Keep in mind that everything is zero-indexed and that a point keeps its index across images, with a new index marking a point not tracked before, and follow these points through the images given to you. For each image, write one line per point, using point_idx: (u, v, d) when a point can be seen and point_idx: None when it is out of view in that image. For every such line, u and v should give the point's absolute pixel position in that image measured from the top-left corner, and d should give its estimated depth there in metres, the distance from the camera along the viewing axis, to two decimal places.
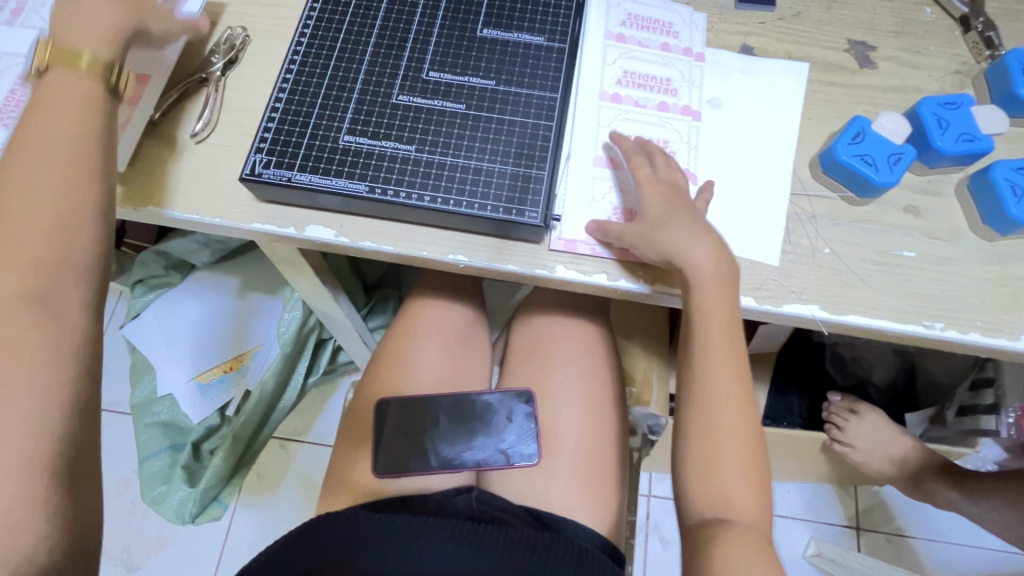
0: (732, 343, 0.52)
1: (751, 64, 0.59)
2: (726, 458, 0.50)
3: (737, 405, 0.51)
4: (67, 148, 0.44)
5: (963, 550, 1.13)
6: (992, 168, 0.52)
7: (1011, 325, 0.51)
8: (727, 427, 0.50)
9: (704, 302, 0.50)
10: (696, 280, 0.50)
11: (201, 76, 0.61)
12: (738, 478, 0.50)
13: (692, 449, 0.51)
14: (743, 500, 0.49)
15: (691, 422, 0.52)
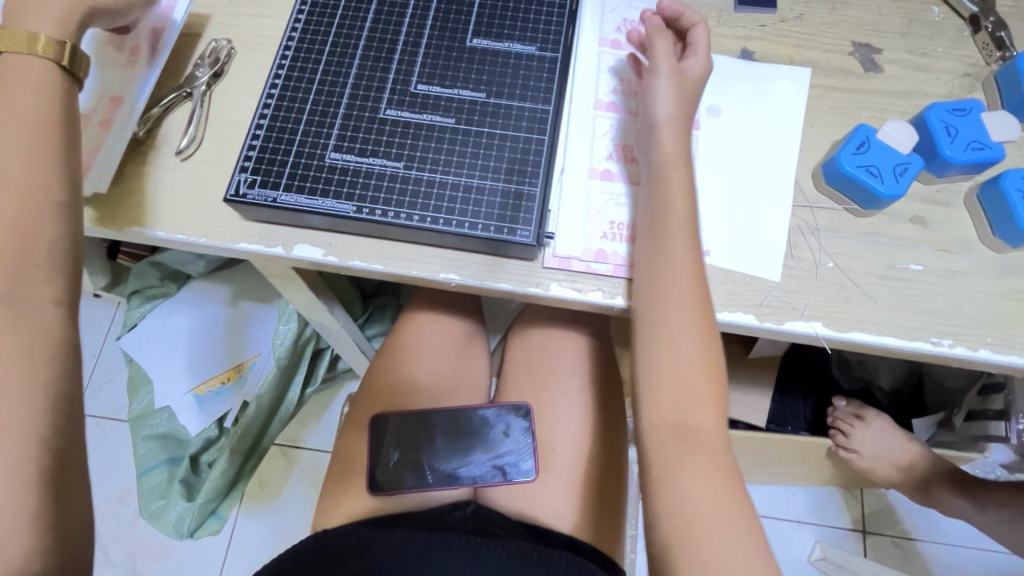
0: (705, 330, 0.47)
1: (751, 70, 0.59)
2: (690, 438, 0.44)
3: (701, 386, 0.46)
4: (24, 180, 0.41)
5: (970, 552, 1.12)
6: (1003, 180, 0.52)
7: (1021, 342, 0.50)
8: (685, 394, 0.45)
9: (672, 290, 0.47)
10: (674, 268, 0.47)
11: (185, 91, 0.58)
12: (693, 453, 0.44)
13: (650, 415, 0.46)
14: (697, 478, 0.43)
15: (651, 388, 0.46)
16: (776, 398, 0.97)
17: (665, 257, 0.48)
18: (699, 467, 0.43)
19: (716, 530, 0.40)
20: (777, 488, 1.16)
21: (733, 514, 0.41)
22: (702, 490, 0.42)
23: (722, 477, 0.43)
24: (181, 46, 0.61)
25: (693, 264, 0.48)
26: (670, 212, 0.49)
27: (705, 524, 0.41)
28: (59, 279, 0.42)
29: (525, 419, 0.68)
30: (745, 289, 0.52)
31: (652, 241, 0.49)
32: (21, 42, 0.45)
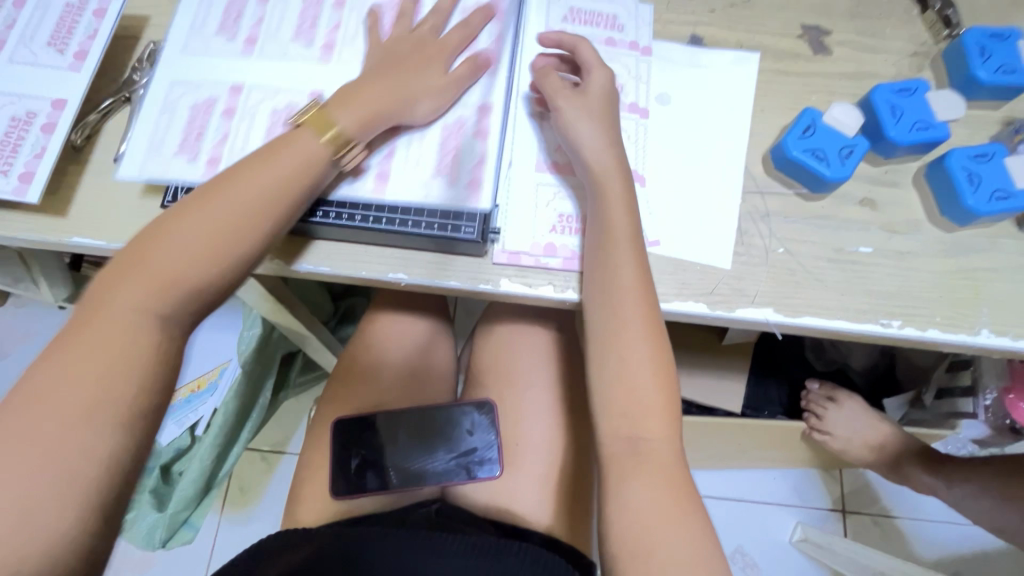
0: (653, 336, 0.48)
1: (700, 57, 0.58)
2: (643, 458, 0.45)
3: (653, 400, 0.46)
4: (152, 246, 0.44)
5: (946, 527, 1.14)
6: (948, 158, 0.51)
7: (971, 321, 0.50)
8: (636, 403, 0.46)
9: (618, 299, 0.48)
10: (616, 279, 0.47)
11: (124, 95, 0.57)
12: (645, 462, 0.45)
13: (604, 425, 0.47)
14: (645, 485, 0.44)
15: (606, 395, 0.47)
16: (751, 385, 0.97)
17: (611, 265, 0.48)
18: (647, 475, 0.44)
19: (664, 540, 0.42)
20: (756, 472, 1.16)
21: (681, 530, 0.42)
22: (652, 498, 0.43)
23: (670, 487, 0.44)
24: (121, 48, 0.60)
25: (637, 264, 0.48)
26: (614, 220, 0.49)
27: (654, 534, 0.42)
28: None
29: (490, 416, 0.67)
30: (696, 279, 0.52)
31: (600, 249, 0.49)
32: None
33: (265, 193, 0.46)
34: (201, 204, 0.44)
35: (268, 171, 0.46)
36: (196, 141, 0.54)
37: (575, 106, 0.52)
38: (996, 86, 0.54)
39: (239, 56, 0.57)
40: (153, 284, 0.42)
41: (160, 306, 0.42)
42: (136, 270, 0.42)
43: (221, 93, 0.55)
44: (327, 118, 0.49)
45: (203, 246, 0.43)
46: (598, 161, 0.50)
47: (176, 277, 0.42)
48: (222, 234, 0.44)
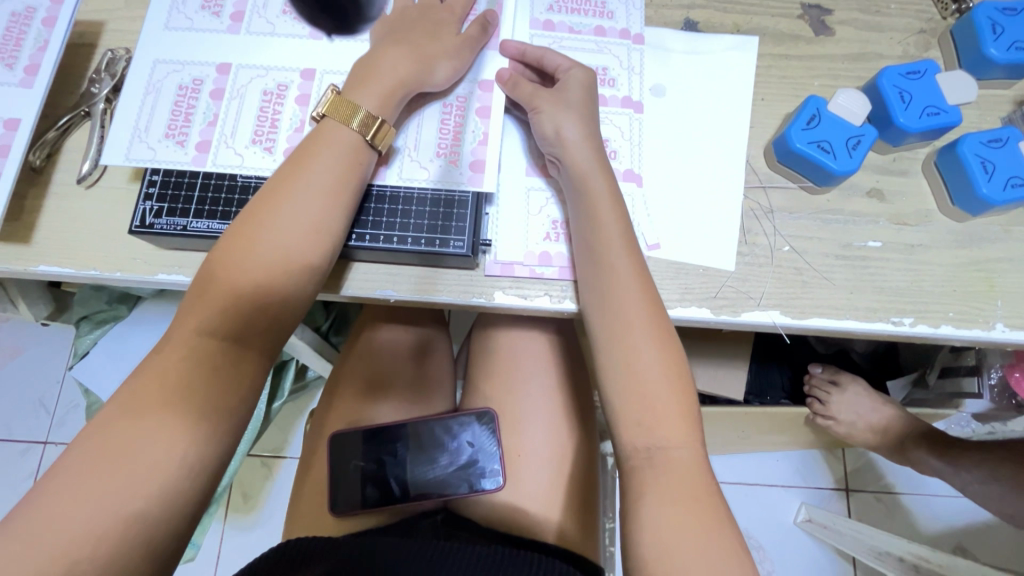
0: (665, 342, 0.44)
1: (696, 43, 0.55)
2: (667, 475, 0.41)
3: (670, 406, 0.43)
4: (274, 244, 0.42)
5: (949, 502, 1.14)
6: (960, 144, 0.49)
7: (985, 315, 0.48)
8: (647, 410, 0.43)
9: (622, 309, 0.45)
10: (618, 289, 0.45)
11: (83, 109, 0.53)
12: (661, 472, 0.41)
13: (620, 435, 0.44)
14: (665, 499, 0.40)
15: (613, 406, 0.44)
16: (754, 369, 0.96)
17: (605, 269, 0.46)
18: (664, 484, 0.41)
19: (692, 555, 0.38)
20: (759, 456, 1.16)
21: (707, 543, 0.38)
22: (674, 514, 0.40)
23: (694, 498, 0.40)
24: (77, 57, 0.56)
25: (635, 268, 0.45)
26: (603, 220, 0.46)
27: (676, 548, 0.38)
28: None
29: (490, 425, 0.65)
30: (698, 282, 0.49)
31: (592, 249, 0.46)
32: None
33: (317, 200, 0.43)
34: (256, 216, 0.42)
35: (315, 175, 0.43)
36: (184, 123, 0.50)
37: (551, 109, 0.49)
38: (1009, 65, 0.51)
39: (222, 33, 0.52)
40: (220, 306, 0.40)
41: (226, 328, 0.40)
42: (201, 292, 0.41)
43: (207, 73, 0.51)
44: (350, 103, 0.46)
45: (262, 262, 0.41)
46: (579, 163, 0.47)
47: (244, 297, 0.41)
48: (283, 249, 0.42)
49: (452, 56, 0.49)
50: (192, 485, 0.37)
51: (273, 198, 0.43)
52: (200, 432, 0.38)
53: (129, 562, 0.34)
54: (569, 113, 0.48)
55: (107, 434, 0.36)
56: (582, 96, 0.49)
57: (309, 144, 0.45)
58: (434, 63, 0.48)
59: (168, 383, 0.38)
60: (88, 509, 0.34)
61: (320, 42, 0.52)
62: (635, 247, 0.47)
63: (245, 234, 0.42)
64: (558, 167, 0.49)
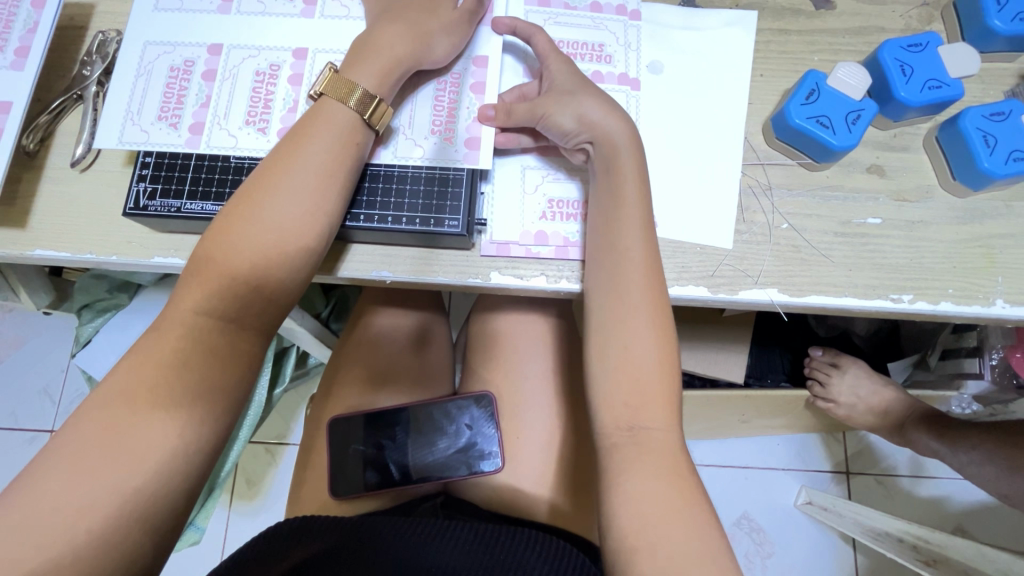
0: (665, 322, 0.44)
1: (694, 19, 0.54)
2: (652, 457, 0.41)
3: (659, 386, 0.43)
4: (271, 223, 0.41)
5: (950, 483, 1.14)
6: (961, 117, 0.48)
7: (985, 291, 0.48)
8: (638, 390, 0.43)
9: (624, 288, 0.45)
10: (622, 269, 0.45)
11: (75, 92, 0.53)
12: (646, 450, 0.41)
13: (600, 413, 0.44)
14: (645, 475, 0.40)
15: (604, 384, 0.44)
16: (753, 353, 0.95)
17: (620, 252, 0.45)
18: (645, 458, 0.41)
19: (672, 528, 0.38)
20: (759, 439, 1.16)
21: (686, 525, 0.38)
22: (655, 489, 0.40)
23: (677, 476, 0.41)
24: (67, 40, 0.55)
25: (644, 251, 0.45)
26: (625, 206, 0.46)
27: (658, 521, 0.38)
28: None
29: (489, 409, 0.65)
30: (695, 261, 0.49)
31: (606, 237, 0.46)
32: None
33: (309, 181, 0.43)
34: (252, 196, 0.42)
35: (311, 155, 0.43)
36: (177, 106, 0.50)
37: (562, 103, 0.47)
38: (1012, 37, 0.50)
39: (213, 13, 0.52)
40: (216, 284, 0.40)
41: (220, 308, 0.40)
42: (197, 270, 0.41)
43: (199, 54, 0.51)
44: (349, 81, 0.45)
45: (258, 240, 0.41)
46: (614, 143, 0.46)
47: (239, 276, 0.41)
48: (279, 230, 0.41)
49: (447, 31, 0.48)
50: (187, 464, 0.37)
51: (272, 177, 0.42)
52: (196, 412, 0.38)
53: (125, 539, 0.34)
54: (593, 95, 0.47)
55: (100, 413, 0.37)
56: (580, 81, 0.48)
57: (306, 123, 0.44)
58: (431, 39, 0.48)
59: (162, 363, 0.38)
60: (85, 486, 0.34)
61: (312, 21, 0.52)
62: (646, 231, 0.46)
63: (242, 213, 0.41)
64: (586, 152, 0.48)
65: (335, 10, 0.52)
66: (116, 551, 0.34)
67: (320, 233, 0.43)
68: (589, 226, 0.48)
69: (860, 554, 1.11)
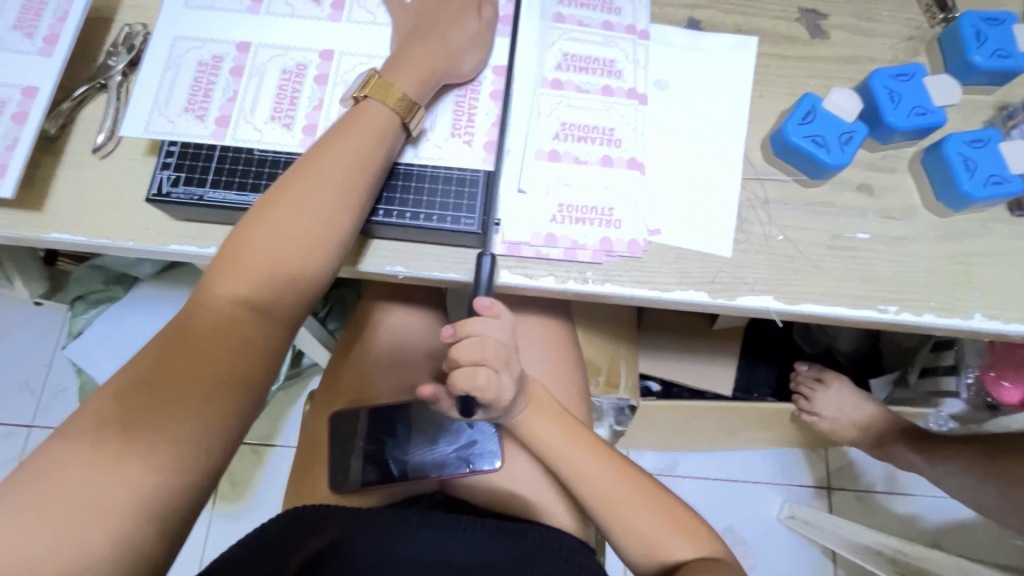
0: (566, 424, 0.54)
1: (699, 41, 0.57)
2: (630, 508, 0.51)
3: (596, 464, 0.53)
4: (313, 210, 0.43)
5: (927, 500, 1.17)
6: (944, 144, 0.52)
7: (964, 305, 0.51)
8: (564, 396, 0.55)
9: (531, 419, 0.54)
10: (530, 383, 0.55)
11: (99, 82, 0.54)
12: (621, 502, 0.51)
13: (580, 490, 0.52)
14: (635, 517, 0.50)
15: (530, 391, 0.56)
16: (741, 367, 0.98)
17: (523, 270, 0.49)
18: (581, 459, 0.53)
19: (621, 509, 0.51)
20: (744, 452, 1.19)
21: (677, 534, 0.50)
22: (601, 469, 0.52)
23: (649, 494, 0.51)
24: (92, 31, 0.56)
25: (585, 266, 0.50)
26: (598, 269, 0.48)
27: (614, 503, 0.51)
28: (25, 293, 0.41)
29: None
30: (696, 267, 0.52)
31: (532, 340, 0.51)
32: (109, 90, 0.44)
33: (345, 171, 0.45)
34: (293, 184, 0.44)
35: (352, 148, 0.45)
36: (204, 100, 0.51)
37: None
38: (991, 71, 0.55)
39: (242, 13, 0.54)
40: (258, 269, 0.42)
41: (259, 295, 0.42)
42: (236, 255, 0.42)
43: (227, 50, 0.52)
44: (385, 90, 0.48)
45: (297, 226, 0.43)
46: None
47: (278, 262, 0.42)
48: (319, 217, 0.43)
49: (473, 45, 0.52)
50: (206, 444, 0.38)
51: (314, 166, 0.44)
52: (218, 393, 0.39)
53: (144, 517, 0.35)
54: None
55: (124, 392, 0.37)
56: None
57: (347, 119, 0.47)
58: (459, 54, 0.51)
59: (187, 345, 0.39)
60: (107, 463, 0.35)
61: (338, 25, 0.54)
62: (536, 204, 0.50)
63: (281, 205, 0.43)
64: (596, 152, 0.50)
65: (360, 16, 0.54)
66: (135, 528, 0.35)
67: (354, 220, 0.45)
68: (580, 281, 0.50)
69: (840, 569, 1.13)
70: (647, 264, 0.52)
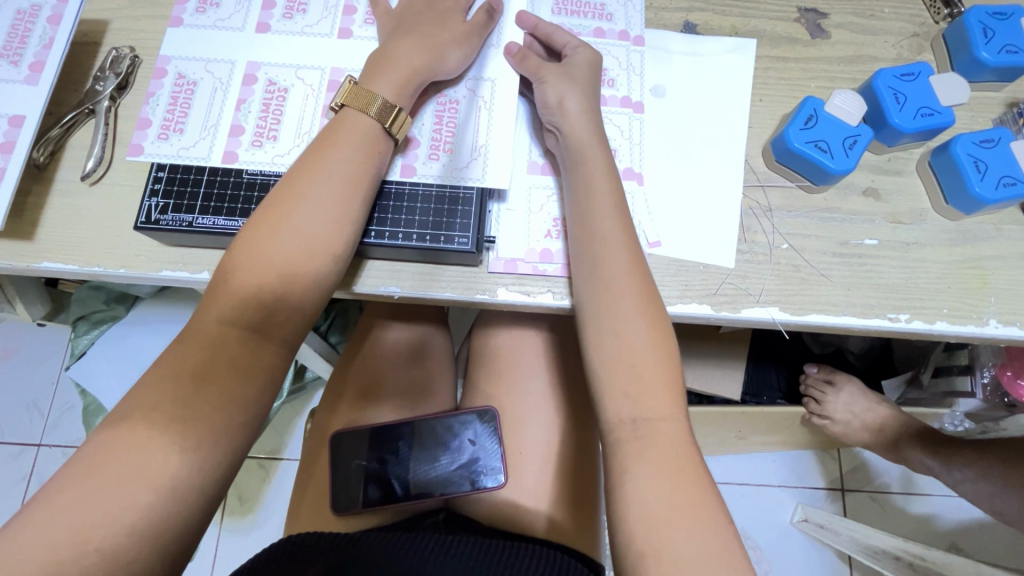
0: (664, 333, 0.44)
1: (695, 45, 0.56)
2: (666, 462, 0.41)
3: (668, 397, 0.43)
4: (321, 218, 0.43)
5: (945, 501, 1.15)
6: (953, 144, 0.50)
7: (978, 311, 0.49)
8: (635, 378, 0.43)
9: (617, 313, 0.45)
10: (610, 297, 0.45)
11: (88, 106, 0.53)
12: (648, 445, 0.41)
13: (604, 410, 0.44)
14: (652, 476, 0.40)
15: (604, 374, 0.44)
16: (749, 370, 0.96)
17: (599, 238, 0.46)
18: (638, 297, 0.45)
19: (675, 533, 0.38)
20: (754, 456, 1.17)
21: (709, 534, 0.38)
22: (664, 490, 0.39)
23: (679, 467, 0.40)
24: (82, 56, 0.56)
25: (623, 235, 0.46)
26: (601, 204, 0.47)
27: (669, 527, 0.38)
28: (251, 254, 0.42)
29: (491, 424, 0.64)
30: (698, 279, 0.50)
31: (598, 284, 0.46)
32: (362, 100, 0.46)
33: (344, 183, 0.44)
34: (279, 207, 0.43)
35: (334, 162, 0.44)
36: (181, 117, 0.51)
37: (555, 81, 0.50)
38: (1000, 68, 0.53)
39: (242, 31, 0.54)
40: (242, 296, 0.41)
41: (236, 320, 0.41)
42: (220, 287, 0.41)
43: (212, 72, 0.52)
44: (368, 91, 0.47)
45: (275, 253, 0.42)
46: (580, 134, 0.48)
47: (261, 293, 0.41)
48: (303, 242, 0.42)
49: (461, 43, 0.51)
50: (206, 479, 0.37)
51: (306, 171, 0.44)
52: (218, 421, 0.38)
53: (142, 555, 0.34)
54: (574, 88, 0.50)
55: (118, 428, 0.37)
56: (586, 75, 0.51)
57: (330, 132, 0.46)
58: (445, 49, 0.50)
59: (182, 373, 0.39)
60: (95, 503, 0.34)
61: (329, 41, 0.53)
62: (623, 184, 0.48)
63: (288, 193, 0.43)
64: (556, 137, 0.50)
65: (347, 24, 0.54)
66: (127, 571, 0.34)
67: (356, 232, 0.45)
68: (569, 244, 0.48)
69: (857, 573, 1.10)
70: None
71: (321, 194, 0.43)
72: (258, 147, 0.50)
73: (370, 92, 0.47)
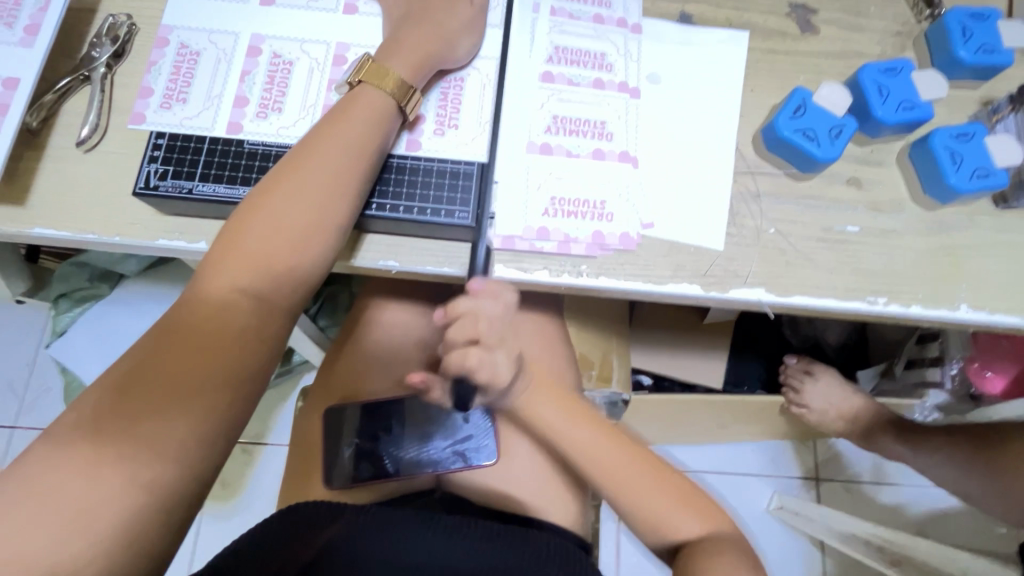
0: None
1: (689, 35, 0.57)
2: None
3: None
4: (327, 189, 0.44)
5: (913, 490, 1.19)
6: (932, 137, 0.53)
7: (950, 297, 0.52)
8: None
9: None
10: None
11: (83, 73, 0.53)
12: None
13: None
14: None
15: None
16: (732, 360, 0.99)
17: None
18: None
19: None
20: (733, 445, 1.20)
21: None
22: None
23: None
24: (78, 23, 0.55)
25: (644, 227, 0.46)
26: None
27: None
28: (259, 223, 0.42)
29: (484, 403, 0.66)
30: (690, 260, 0.52)
31: None
32: (376, 76, 0.48)
33: (351, 157, 0.45)
34: (286, 178, 0.43)
35: (342, 136, 0.45)
36: (183, 88, 0.51)
37: None
38: (976, 66, 0.56)
39: (246, 3, 0.53)
40: (247, 262, 0.41)
41: (240, 285, 0.41)
42: (223, 254, 0.41)
43: (214, 43, 0.52)
44: (382, 68, 0.48)
45: (281, 223, 0.42)
46: None
47: (264, 261, 0.42)
48: (309, 213, 0.43)
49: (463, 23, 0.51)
50: (208, 439, 0.38)
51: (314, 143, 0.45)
52: (219, 383, 0.38)
53: (149, 510, 0.35)
54: None
55: (121, 389, 0.37)
56: None
57: (341, 109, 0.47)
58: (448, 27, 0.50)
59: (186, 336, 0.39)
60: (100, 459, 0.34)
61: (335, 17, 0.54)
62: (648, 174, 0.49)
63: (296, 165, 0.44)
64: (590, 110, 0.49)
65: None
66: (134, 524, 0.34)
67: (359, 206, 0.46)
68: None
69: (830, 559, 1.14)
70: (641, 258, 0.52)
71: (328, 167, 0.44)
72: (261, 119, 0.51)
73: (385, 68, 0.48)
